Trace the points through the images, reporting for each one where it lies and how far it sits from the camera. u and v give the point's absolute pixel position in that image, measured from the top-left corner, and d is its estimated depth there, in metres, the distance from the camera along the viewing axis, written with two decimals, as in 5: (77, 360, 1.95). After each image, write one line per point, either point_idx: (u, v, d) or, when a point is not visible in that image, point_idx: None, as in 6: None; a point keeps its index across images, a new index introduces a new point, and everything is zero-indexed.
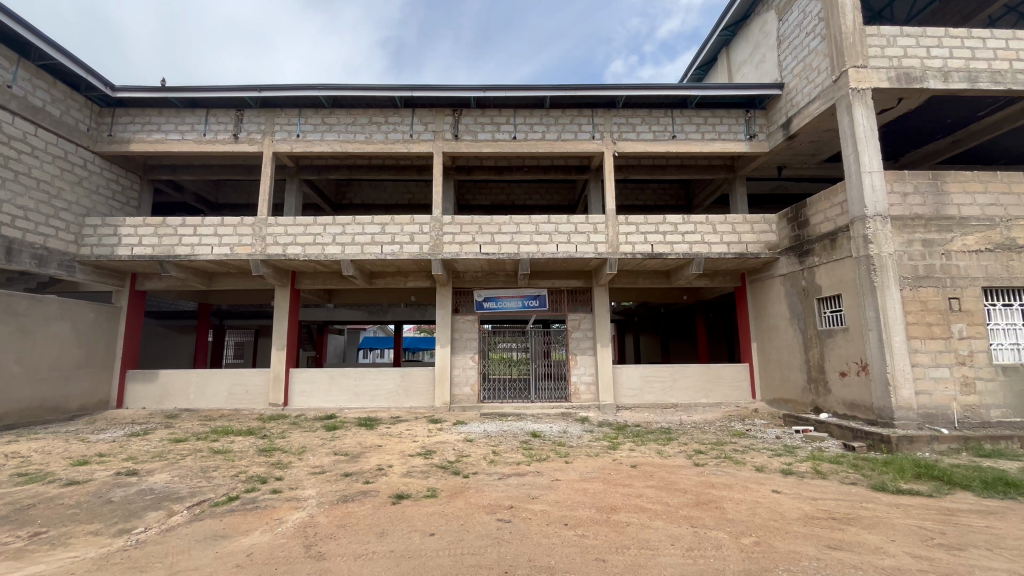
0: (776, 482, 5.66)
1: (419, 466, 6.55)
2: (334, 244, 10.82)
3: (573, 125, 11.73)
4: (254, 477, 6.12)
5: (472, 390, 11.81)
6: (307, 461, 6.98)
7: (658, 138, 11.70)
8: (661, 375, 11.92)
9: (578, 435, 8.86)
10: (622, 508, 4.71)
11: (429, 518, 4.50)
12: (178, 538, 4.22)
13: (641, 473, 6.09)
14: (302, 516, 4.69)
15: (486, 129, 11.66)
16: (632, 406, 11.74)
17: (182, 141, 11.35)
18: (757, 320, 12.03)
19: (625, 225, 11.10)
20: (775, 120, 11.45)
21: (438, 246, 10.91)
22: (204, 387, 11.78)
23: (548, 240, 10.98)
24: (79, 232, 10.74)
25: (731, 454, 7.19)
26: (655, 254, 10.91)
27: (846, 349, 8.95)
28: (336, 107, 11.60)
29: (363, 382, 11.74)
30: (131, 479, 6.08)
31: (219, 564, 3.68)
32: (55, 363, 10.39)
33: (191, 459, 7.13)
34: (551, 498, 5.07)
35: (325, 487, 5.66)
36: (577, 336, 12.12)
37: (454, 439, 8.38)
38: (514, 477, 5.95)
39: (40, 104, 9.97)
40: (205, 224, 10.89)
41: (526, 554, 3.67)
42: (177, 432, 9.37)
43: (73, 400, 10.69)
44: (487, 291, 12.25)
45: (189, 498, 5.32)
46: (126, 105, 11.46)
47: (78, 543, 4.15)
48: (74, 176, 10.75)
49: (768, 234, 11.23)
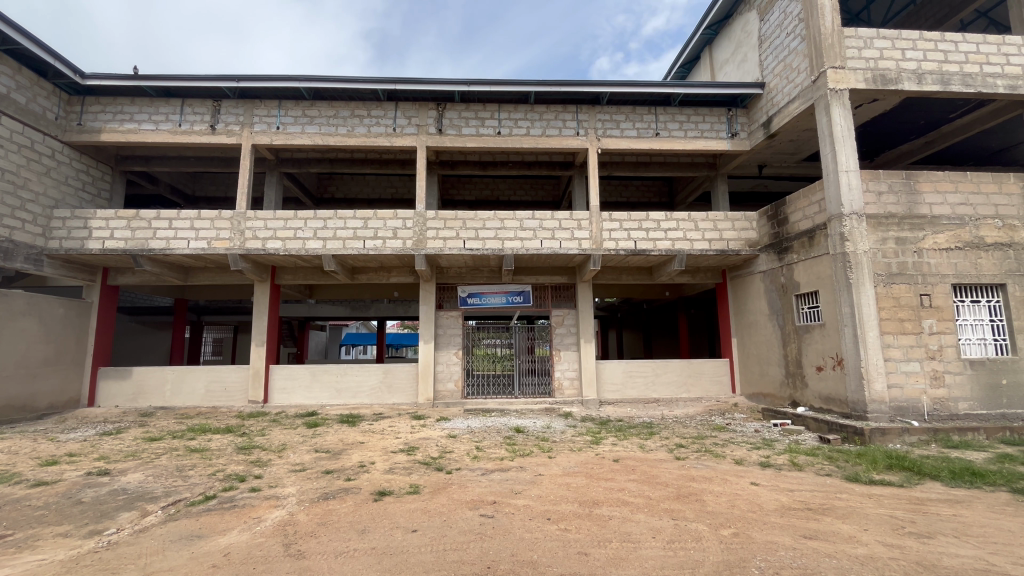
0: (754, 474, 5.77)
1: (402, 462, 6.51)
2: (315, 238, 10.64)
3: (557, 121, 11.71)
4: (232, 475, 5.99)
5: (456, 386, 11.78)
6: (288, 458, 6.87)
7: (641, 135, 11.77)
8: (643, 370, 12.05)
9: (560, 430, 8.89)
10: (604, 502, 4.75)
11: (412, 514, 4.47)
12: (151, 539, 4.11)
13: (623, 468, 6.14)
14: (281, 515, 4.61)
15: (471, 123, 11.58)
16: (615, 401, 11.84)
17: (156, 132, 11.01)
18: (738, 315, 12.20)
19: (609, 221, 11.16)
20: (756, 119, 11.61)
21: (422, 242, 10.80)
22: (180, 384, 11.51)
23: (532, 235, 10.96)
24: (47, 224, 10.37)
25: (710, 448, 7.31)
26: (638, 250, 10.98)
27: (823, 344, 9.15)
28: (318, 100, 11.40)
29: (344, 379, 11.58)
30: (103, 479, 5.89)
31: (195, 564, 3.60)
32: (23, 360, 10.03)
33: (166, 458, 6.96)
34: (534, 493, 5.08)
35: (305, 484, 5.58)
36: (561, 331, 12.21)
37: (438, 434, 8.35)
38: (497, 472, 5.94)
39: (5, 91, 9.57)
40: (181, 217, 10.60)
41: (509, 549, 3.67)
42: (152, 430, 9.18)
43: (42, 399, 10.35)
44: (471, 287, 12.19)
45: (163, 498, 5.19)
46: (97, 93, 11.06)
47: (47, 545, 4.02)
48: (42, 166, 10.36)
49: (748, 231, 11.42)
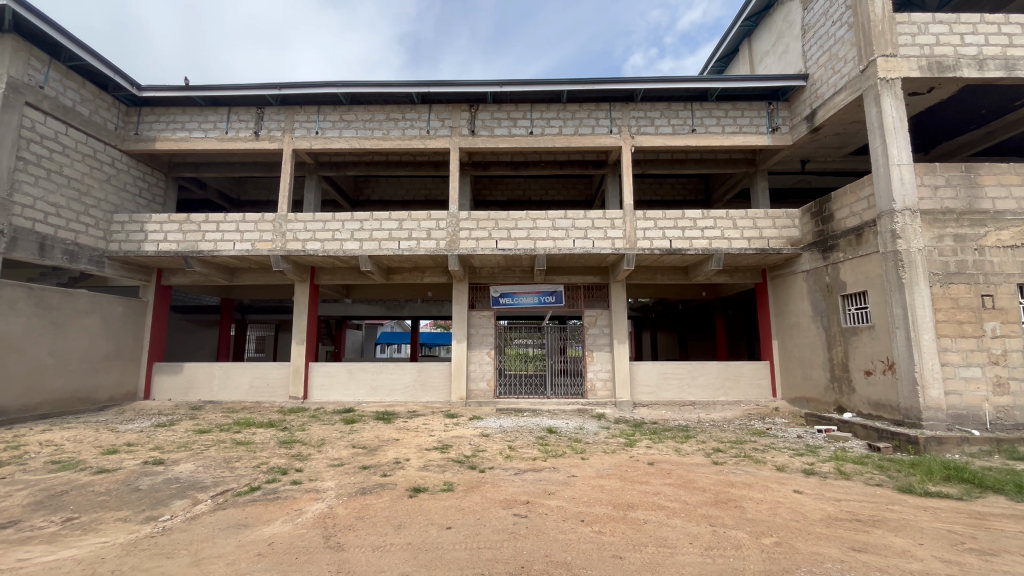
0: (797, 482, 5.56)
1: (436, 460, 6.60)
2: (352, 240, 10.93)
3: (590, 119, 11.61)
4: (275, 468, 6.24)
5: (488, 385, 11.84)
6: (326, 453, 7.08)
7: (677, 132, 11.52)
8: (678, 372, 11.79)
9: (594, 432, 8.82)
10: (639, 505, 4.68)
11: (447, 512, 4.53)
12: (202, 526, 4.33)
13: (658, 471, 6.03)
14: (321, 507, 4.77)
15: (503, 123, 11.62)
16: (649, 403, 11.63)
17: (205, 139, 11.58)
18: (779, 317, 11.76)
19: (643, 220, 10.97)
20: (799, 112, 11.17)
21: (455, 242, 10.92)
22: (226, 380, 12.05)
23: (564, 235, 10.89)
24: (108, 228, 11.08)
25: (750, 453, 7.08)
26: (674, 249, 10.76)
27: (872, 347, 8.71)
28: (355, 104, 11.70)
29: (380, 377, 11.85)
30: (158, 468, 6.26)
31: (242, 551, 3.77)
32: (86, 355, 10.73)
33: (214, 449, 7.31)
34: (567, 494, 5.05)
35: (344, 479, 5.75)
36: (593, 332, 12.09)
37: (470, 433, 8.41)
38: (530, 472, 5.95)
39: (70, 104, 10.27)
40: (228, 220, 11.12)
41: (543, 549, 3.67)
42: (201, 423, 9.65)
43: (102, 391, 11.04)
44: (503, 287, 12.23)
45: (212, 488, 5.46)
46: (151, 104, 11.73)
47: (108, 529, 4.30)
48: (103, 174, 11.07)
49: (790, 229, 10.99)
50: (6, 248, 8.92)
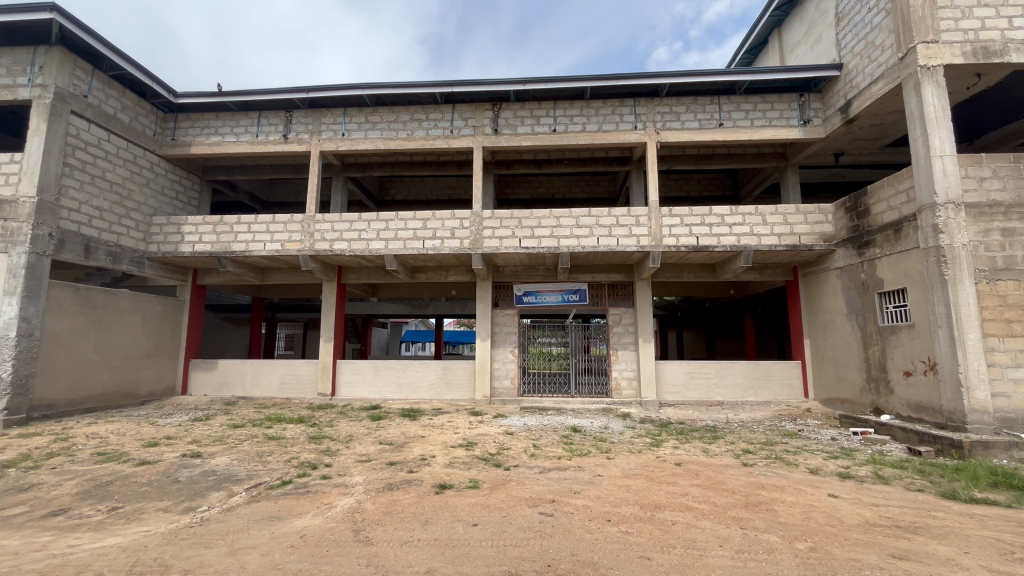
0: (832, 486, 5.39)
1: (461, 457, 6.65)
2: (377, 239, 11.10)
3: (614, 115, 11.48)
4: (305, 463, 6.40)
5: (512, 383, 11.87)
6: (354, 449, 7.23)
7: (704, 126, 11.28)
8: (706, 372, 11.56)
9: (619, 431, 8.73)
10: (667, 506, 4.61)
11: (473, 509, 4.56)
12: (238, 517, 4.48)
13: (686, 472, 5.92)
14: (350, 502, 4.87)
15: (526, 122, 11.60)
16: (675, 403, 11.45)
17: (237, 143, 11.93)
18: (811, 315, 11.41)
19: (669, 217, 10.80)
20: (832, 103, 10.79)
21: (478, 241, 10.96)
22: (258, 377, 12.42)
23: (588, 233, 10.81)
24: (147, 230, 11.55)
25: (781, 455, 6.89)
26: (701, 246, 10.55)
27: (912, 347, 8.36)
28: (380, 106, 11.86)
29: (405, 374, 12.01)
30: (196, 460, 6.51)
31: (276, 543, 3.88)
32: (129, 352, 11.22)
33: (248, 444, 7.55)
34: (593, 493, 5.02)
35: (371, 474, 5.86)
36: (618, 331, 11.98)
37: (495, 431, 8.44)
38: (555, 471, 5.94)
39: (112, 112, 10.73)
40: (259, 221, 11.44)
41: (570, 548, 3.65)
42: (235, 418, 9.97)
43: (143, 386, 11.53)
44: (527, 285, 12.22)
45: (246, 480, 5.64)
46: (187, 110, 12.16)
47: (151, 518, 4.49)
48: (143, 178, 11.54)
49: (823, 225, 10.64)
50: (55, 250, 9.38)
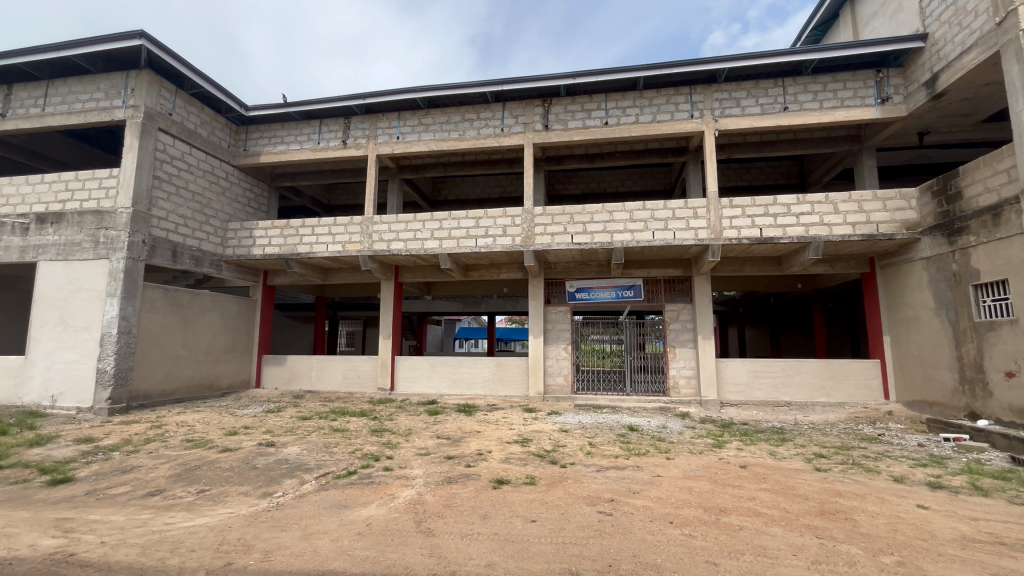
0: (920, 496, 4.93)
1: (517, 453, 6.69)
2: (432, 239, 11.38)
3: (668, 105, 11.09)
4: (368, 454, 6.68)
5: (566, 380, 11.77)
6: (413, 443, 7.46)
7: (767, 111, 10.65)
8: (771, 371, 10.94)
9: (678, 431, 8.44)
10: (733, 510, 4.41)
11: (530, 505, 4.58)
12: (309, 504, 4.75)
13: (752, 475, 5.64)
14: (412, 494, 5.03)
15: (577, 116, 11.44)
16: (738, 403, 10.95)
17: (301, 150, 12.62)
18: (891, 311, 10.52)
19: (729, 208, 10.31)
20: (916, 78, 9.86)
21: (530, 238, 10.97)
22: (323, 371, 13.10)
23: (643, 227, 10.52)
24: (224, 235, 12.48)
25: (860, 461, 6.40)
26: (764, 238, 10.00)
27: (1016, 345, 7.50)
28: (432, 108, 12.12)
29: (460, 370, 12.27)
30: (271, 449, 6.97)
31: (345, 530, 4.08)
32: (210, 347, 12.19)
33: (316, 435, 7.98)
34: (653, 494, 4.89)
35: (430, 467, 6.02)
36: (675, 328, 11.60)
37: (550, 428, 8.42)
38: (613, 470, 5.83)
39: (193, 127, 11.68)
40: (321, 224, 12.04)
41: (631, 549, 3.58)
42: (303, 410, 10.57)
43: (223, 379, 12.50)
44: (579, 282, 12.09)
45: (316, 469, 5.97)
46: (256, 122, 13.00)
47: (234, 501, 4.86)
48: (220, 187, 12.48)
49: (905, 212, 9.77)
50: (147, 255, 10.34)
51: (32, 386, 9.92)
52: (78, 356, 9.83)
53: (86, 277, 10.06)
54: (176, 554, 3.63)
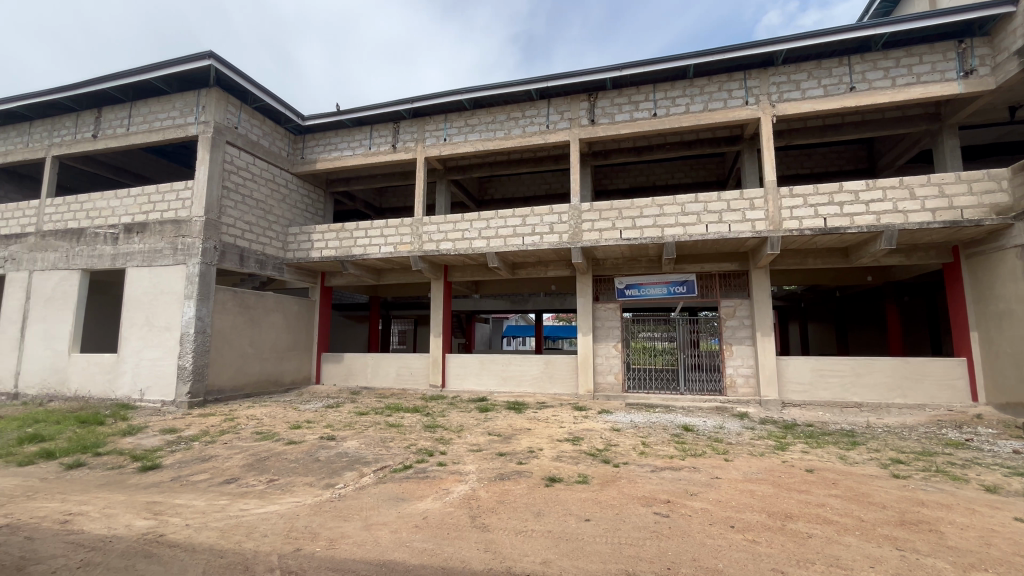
0: (1018, 508, 4.46)
1: (569, 452, 6.65)
2: (480, 238, 11.52)
3: (721, 92, 10.64)
4: (422, 449, 6.87)
5: (616, 379, 11.56)
6: (465, 439, 7.59)
7: (831, 93, 9.98)
8: (839, 370, 10.26)
9: (736, 432, 8.09)
10: (799, 517, 4.18)
11: (584, 503, 4.55)
12: (369, 496, 4.95)
13: (821, 480, 5.31)
14: (466, 489, 5.12)
15: (624, 109, 11.20)
16: (802, 404, 10.35)
17: (354, 156, 13.13)
18: (978, 304, 9.58)
19: (790, 198, 9.75)
20: (1006, 46, 8.93)
21: (577, 235, 10.86)
22: (378, 369, 13.59)
23: (695, 220, 10.16)
24: (285, 240, 13.21)
25: (944, 467, 5.88)
26: (830, 229, 9.39)
27: None
28: (477, 108, 12.25)
29: (509, 368, 12.36)
30: (332, 443, 7.32)
31: (403, 522, 4.22)
32: (275, 346, 12.95)
33: (372, 430, 8.30)
34: (712, 497, 4.72)
35: (483, 464, 6.11)
36: (732, 324, 11.12)
37: (601, 427, 8.30)
38: (668, 471, 5.68)
39: (256, 139, 12.42)
40: (374, 226, 12.48)
41: (690, 553, 3.47)
42: (360, 406, 11.01)
43: (286, 376, 13.25)
44: (629, 278, 11.85)
45: (374, 463, 6.21)
46: (312, 131, 13.65)
47: (300, 491, 5.15)
48: (281, 195, 13.22)
49: (995, 195, 8.87)
50: (219, 260, 11.12)
51: (123, 381, 10.92)
52: (161, 353, 10.72)
53: (167, 281, 10.95)
54: (251, 538, 3.89)
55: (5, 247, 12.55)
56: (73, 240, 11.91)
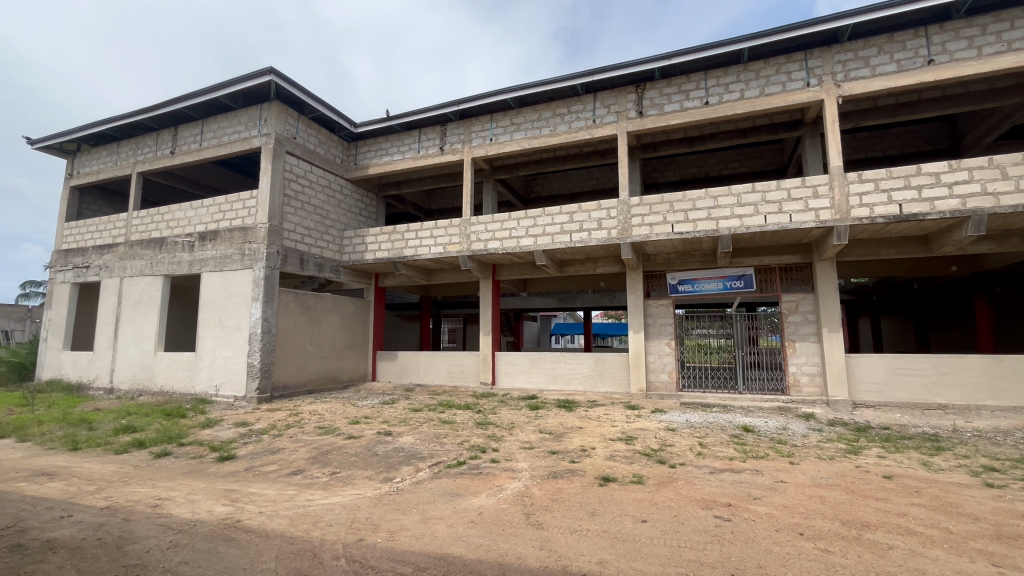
0: None
1: (622, 451, 6.53)
2: (527, 236, 11.55)
3: (779, 75, 10.07)
4: (475, 446, 6.97)
5: (670, 377, 11.23)
6: (517, 436, 7.62)
7: (904, 68, 9.21)
8: (920, 368, 9.44)
9: (802, 434, 7.65)
10: (877, 526, 3.89)
11: (639, 504, 4.45)
12: (425, 490, 5.09)
13: (900, 488, 4.92)
14: (519, 486, 5.15)
15: (673, 98, 10.84)
16: (876, 405, 9.64)
17: (403, 160, 13.51)
18: None
19: (859, 184, 9.09)
20: None
21: (627, 230, 10.64)
22: (430, 366, 13.94)
23: (753, 211, 9.69)
24: (341, 243, 13.80)
25: None
26: (905, 215, 8.67)
27: None
28: (522, 106, 12.26)
29: (559, 366, 12.30)
30: (388, 438, 7.58)
31: (459, 517, 4.30)
32: (333, 344, 13.58)
33: (426, 426, 8.51)
34: (777, 501, 4.49)
35: (535, 461, 6.12)
36: (794, 320, 10.52)
37: (655, 426, 8.09)
38: (728, 473, 5.46)
39: (313, 147, 13.05)
40: (424, 227, 12.80)
41: (755, 559, 3.32)
42: (414, 403, 11.33)
43: (344, 373, 13.86)
44: (682, 273, 11.46)
45: (428, 458, 6.37)
46: (364, 138, 14.17)
47: (361, 484, 5.37)
48: (336, 200, 13.82)
49: None
50: (281, 264, 11.79)
51: (201, 377, 11.82)
52: (233, 352, 11.52)
53: (236, 285, 11.74)
54: (317, 527, 4.10)
55: (100, 256, 13.90)
56: (156, 249, 13.01)
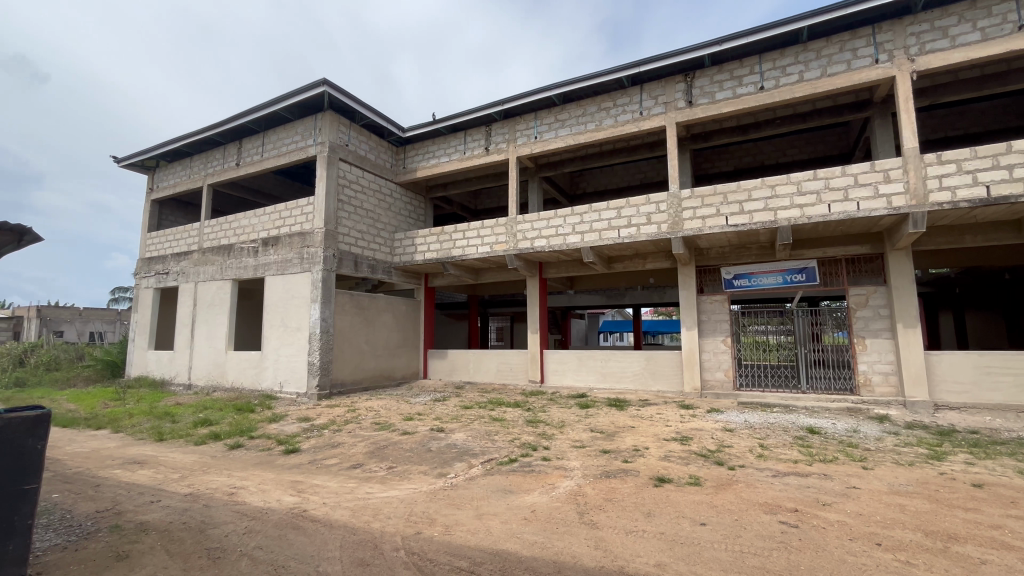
0: None
1: (677, 452, 6.35)
2: (574, 233, 11.45)
3: (843, 53, 9.41)
4: (526, 444, 7.00)
5: (726, 376, 10.79)
6: (568, 435, 7.59)
7: (990, 36, 8.38)
8: (1013, 367, 8.56)
9: (875, 436, 7.14)
10: (966, 539, 3.57)
11: (697, 506, 4.32)
12: (479, 486, 5.17)
13: (994, 498, 4.47)
14: (571, 485, 5.12)
15: (726, 85, 10.39)
16: (961, 406, 8.84)
17: (450, 162, 13.75)
18: None
19: (937, 166, 8.35)
20: None
21: (678, 224, 10.31)
22: (479, 364, 14.13)
23: (815, 200, 9.12)
24: (392, 245, 14.24)
25: None
26: (994, 199, 7.89)
27: None
28: (567, 102, 12.16)
29: (608, 364, 12.12)
30: (441, 434, 7.76)
31: (512, 513, 4.34)
32: (387, 343, 14.05)
33: (478, 423, 8.65)
34: (849, 508, 4.22)
35: (587, 460, 6.07)
36: (864, 315, 9.83)
37: (711, 427, 7.81)
38: (793, 477, 5.18)
39: (364, 153, 13.54)
40: (471, 227, 12.99)
41: (826, 569, 3.14)
42: (465, 400, 11.53)
43: (397, 371, 14.31)
44: (737, 267, 10.97)
45: (480, 455, 6.46)
46: (412, 142, 14.55)
47: (416, 478, 5.54)
48: (387, 203, 14.27)
49: None
50: (337, 266, 12.33)
51: (267, 374, 12.58)
52: (295, 351, 12.18)
53: (297, 288, 12.39)
54: (377, 519, 4.27)
55: (177, 263, 15.08)
56: (225, 255, 13.96)
